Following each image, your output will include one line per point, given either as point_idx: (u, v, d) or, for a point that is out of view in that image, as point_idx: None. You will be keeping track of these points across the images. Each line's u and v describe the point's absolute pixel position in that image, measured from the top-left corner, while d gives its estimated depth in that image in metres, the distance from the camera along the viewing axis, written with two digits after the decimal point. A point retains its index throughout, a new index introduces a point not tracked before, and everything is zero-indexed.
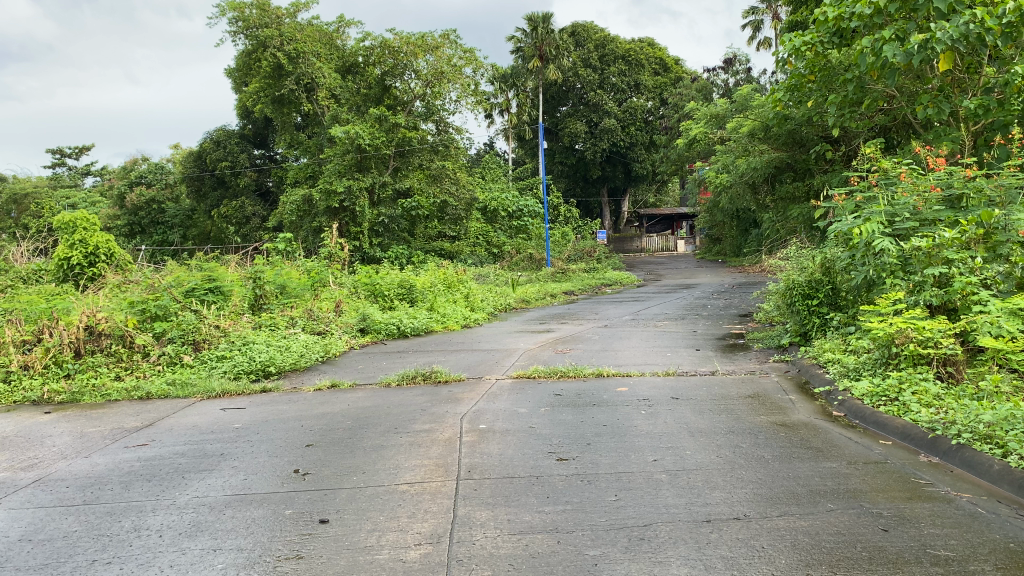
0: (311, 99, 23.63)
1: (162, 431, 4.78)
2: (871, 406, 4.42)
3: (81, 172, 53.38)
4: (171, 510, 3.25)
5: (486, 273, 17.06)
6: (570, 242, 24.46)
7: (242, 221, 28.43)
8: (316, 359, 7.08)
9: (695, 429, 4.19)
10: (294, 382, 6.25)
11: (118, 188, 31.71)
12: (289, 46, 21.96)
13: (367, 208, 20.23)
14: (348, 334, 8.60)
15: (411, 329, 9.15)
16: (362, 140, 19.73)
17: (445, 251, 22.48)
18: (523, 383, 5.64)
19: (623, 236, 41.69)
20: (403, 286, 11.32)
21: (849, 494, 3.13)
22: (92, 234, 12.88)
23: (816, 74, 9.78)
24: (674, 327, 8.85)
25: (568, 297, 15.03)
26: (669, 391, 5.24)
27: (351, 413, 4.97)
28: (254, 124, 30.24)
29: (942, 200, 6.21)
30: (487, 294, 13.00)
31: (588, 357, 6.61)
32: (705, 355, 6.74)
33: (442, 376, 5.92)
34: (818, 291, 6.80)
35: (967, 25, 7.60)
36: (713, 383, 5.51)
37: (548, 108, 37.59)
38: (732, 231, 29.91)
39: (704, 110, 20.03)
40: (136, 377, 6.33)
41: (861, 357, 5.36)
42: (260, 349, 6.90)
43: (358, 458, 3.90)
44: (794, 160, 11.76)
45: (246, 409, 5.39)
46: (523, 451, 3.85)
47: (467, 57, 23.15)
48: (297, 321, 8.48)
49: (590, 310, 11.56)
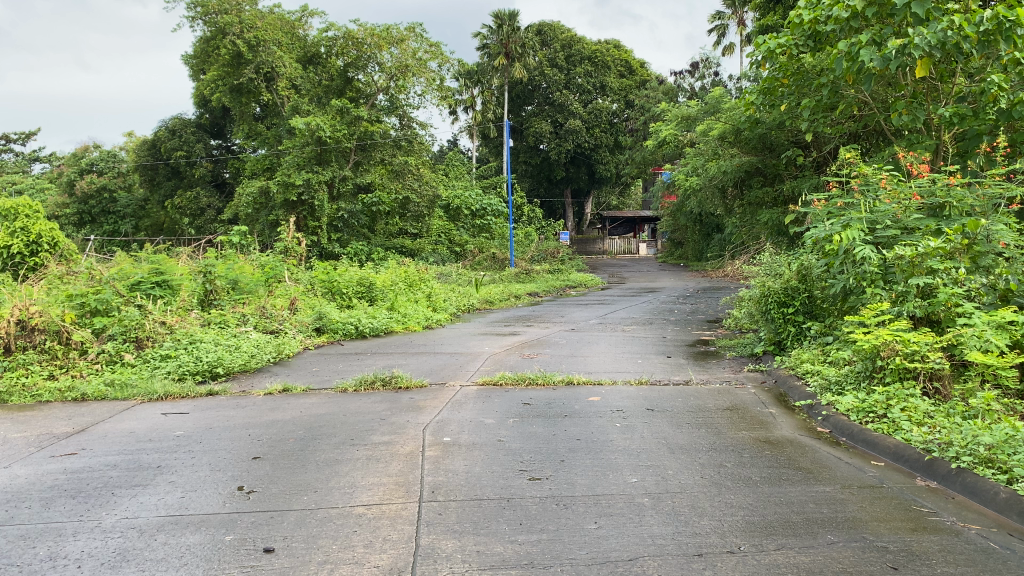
0: (271, 89, 22.91)
1: (94, 438, 4.37)
2: (859, 423, 4.18)
3: (30, 158, 51.84)
4: (94, 534, 2.87)
5: (448, 272, 16.70)
6: (533, 242, 24.18)
7: (197, 212, 27.68)
8: (267, 359, 6.68)
9: (675, 446, 3.91)
10: (243, 385, 5.85)
11: (68, 175, 30.69)
12: (248, 33, 21.32)
13: (327, 202, 19.73)
14: (302, 333, 8.18)
15: (370, 329, 8.77)
16: (322, 132, 19.32)
17: (406, 248, 22.03)
18: (489, 391, 5.32)
19: (586, 238, 41.55)
20: (362, 284, 10.91)
21: (848, 524, 2.87)
22: (35, 222, 12.26)
23: (790, 78, 9.60)
24: (642, 332, 8.61)
25: (532, 298, 14.75)
26: (645, 402, 4.97)
27: (303, 422, 4.60)
28: (211, 113, 29.38)
29: (924, 207, 6.01)
30: (450, 294, 12.66)
31: (557, 363, 6.31)
32: (677, 363, 6.48)
33: (402, 382, 5.56)
34: (794, 299, 6.57)
35: (945, 32, 7.44)
36: (688, 394, 5.23)
37: (513, 107, 37.29)
38: (694, 235, 29.95)
39: (673, 112, 19.77)
40: (71, 377, 5.87)
41: (842, 369, 5.12)
42: (208, 349, 6.47)
43: (310, 475, 3.55)
44: (764, 165, 11.43)
45: (188, 414, 5.00)
46: (492, 468, 3.54)
47: (432, 52, 22.92)
48: (249, 318, 8.06)
49: (556, 312, 11.25)
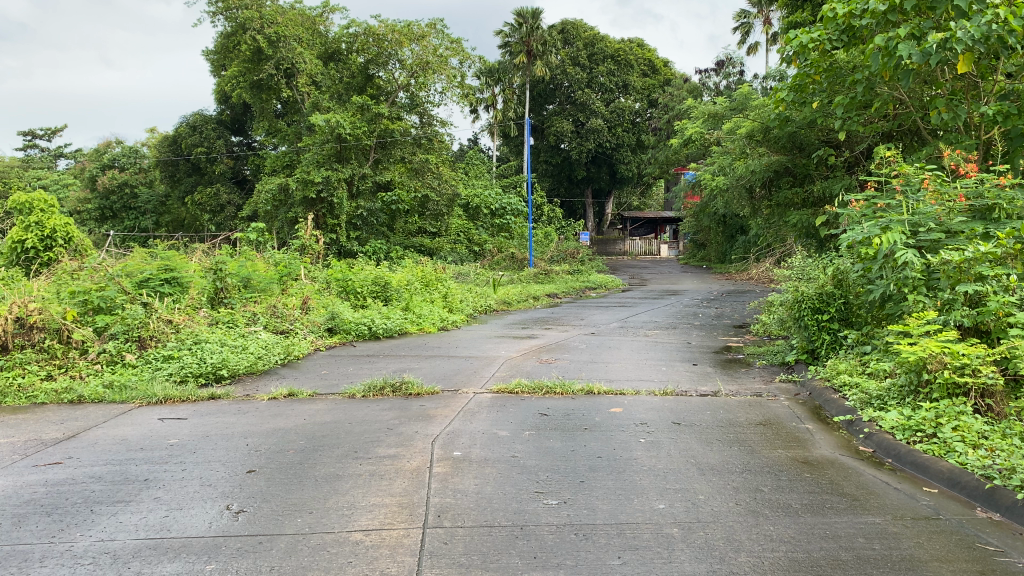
0: (290, 85, 22.77)
1: (83, 445, 4.11)
2: (906, 443, 3.83)
3: (54, 154, 52.32)
4: (63, 560, 2.59)
5: (467, 272, 16.40)
6: (553, 242, 23.88)
7: (216, 209, 27.64)
8: (275, 361, 6.42)
9: (706, 467, 3.58)
10: (248, 388, 5.58)
11: (90, 171, 30.79)
12: (269, 29, 21.18)
13: (346, 200, 19.51)
14: (313, 333, 7.93)
15: (384, 329, 8.50)
16: (342, 129, 19.10)
17: (424, 247, 21.75)
18: (504, 399, 5.01)
19: (606, 239, 41.17)
20: (377, 284, 10.61)
21: (906, 565, 2.53)
22: (49, 216, 12.07)
23: (822, 74, 9.21)
24: (666, 337, 8.27)
25: (552, 299, 14.44)
26: (671, 414, 4.65)
27: (305, 431, 4.31)
28: (232, 109, 29.32)
29: (971, 209, 5.63)
30: (467, 294, 12.38)
31: (577, 370, 5.99)
32: (704, 372, 6.14)
33: (413, 388, 5.26)
34: (828, 306, 6.19)
35: (989, 25, 7.08)
36: (716, 407, 4.90)
37: (535, 106, 37.02)
38: (717, 237, 29.47)
39: (700, 111, 19.33)
40: (70, 377, 5.63)
41: (884, 382, 4.76)
42: (213, 350, 6.21)
43: (307, 493, 3.25)
44: (794, 165, 10.99)
45: (187, 419, 4.74)
46: (505, 489, 3.23)
47: (453, 48, 22.66)
48: (259, 317, 7.82)
49: (575, 315, 10.93)
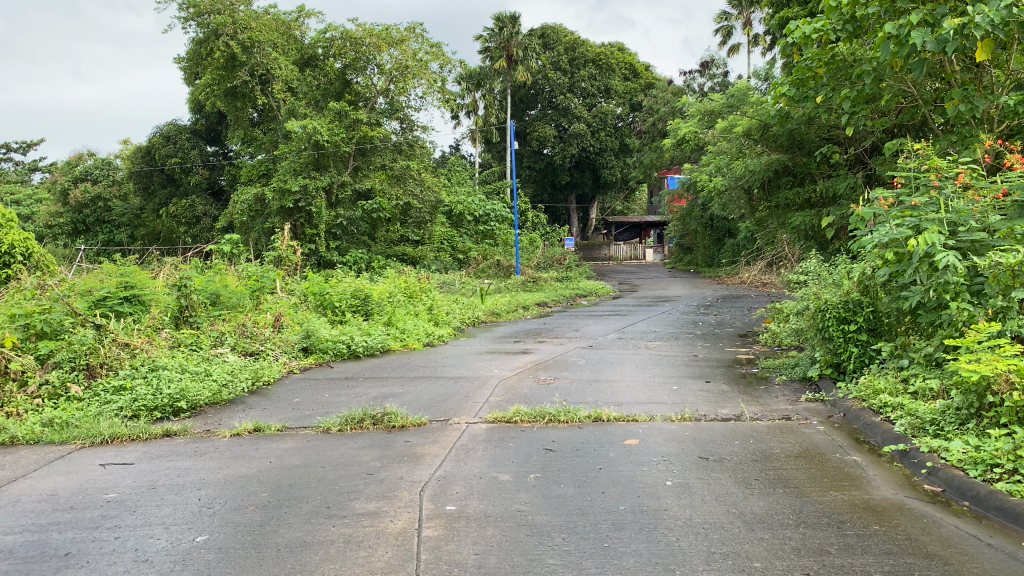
0: (266, 92, 22.03)
1: (0, 505, 3.43)
2: (981, 481, 3.22)
3: (31, 169, 51.36)
4: None
5: (452, 281, 15.78)
6: (538, 249, 23.32)
7: (192, 220, 26.87)
8: (243, 389, 5.76)
9: (752, 520, 2.97)
10: (208, 422, 4.91)
11: (61, 184, 29.83)
12: (243, 34, 20.48)
13: (324, 209, 18.72)
14: (286, 354, 7.24)
15: (364, 347, 7.83)
16: (319, 135, 18.37)
17: (407, 256, 21.03)
18: (501, 431, 4.37)
19: (592, 243, 40.71)
20: (357, 297, 9.90)
21: None
22: (7, 231, 11.21)
23: (825, 67, 8.62)
24: (668, 349, 7.67)
25: (541, 308, 13.85)
26: (695, 446, 4.04)
27: (270, 479, 3.66)
28: (207, 119, 28.61)
29: (1015, 206, 5.02)
30: (453, 306, 11.73)
31: (580, 392, 5.36)
32: (719, 390, 5.54)
33: (397, 420, 4.61)
34: (856, 314, 5.56)
35: (1009, 9, 6.45)
36: (743, 435, 4.29)
37: (516, 112, 36.50)
38: (705, 240, 29.00)
39: (696, 107, 18.74)
40: (4, 415, 4.92)
41: (936, 405, 4.14)
42: (171, 377, 5.52)
43: (264, 571, 2.59)
44: (794, 164, 10.40)
45: (131, 463, 4.05)
46: (512, 562, 2.59)
47: (433, 52, 22.07)
48: (226, 338, 7.15)
49: (568, 325, 10.32)
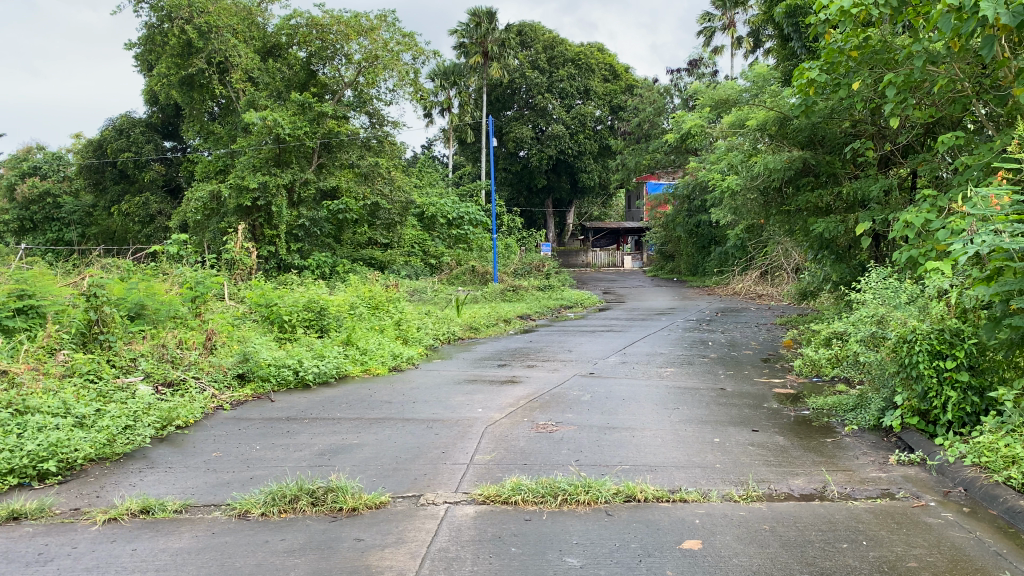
0: (225, 82, 20.47)
1: None
2: None
3: None
4: None
5: (423, 289, 14.41)
6: (515, 255, 22.16)
7: (145, 219, 25.15)
8: (145, 436, 4.34)
9: None
10: (77, 497, 3.46)
11: (7, 178, 27.90)
12: (199, 18, 18.92)
13: (285, 208, 17.01)
14: (216, 384, 5.82)
15: (314, 373, 6.41)
16: (280, 129, 16.70)
17: (375, 260, 19.56)
18: (497, 522, 3.00)
19: (568, 249, 39.51)
20: (310, 309, 8.44)
21: None
22: None
23: (860, 50, 7.02)
24: (685, 378, 6.39)
25: (523, 319, 12.56)
26: (790, 557, 2.70)
27: None
28: (164, 111, 26.84)
29: None
30: (425, 319, 10.35)
31: (595, 451, 3.99)
32: (775, 445, 4.24)
33: (348, 500, 3.22)
34: (955, 347, 4.21)
35: None
36: (853, 531, 2.96)
37: (492, 111, 35.12)
38: (687, 247, 27.91)
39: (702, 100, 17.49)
40: None
41: None
42: (45, 425, 4.06)
43: None
44: (817, 162, 9.12)
45: None
46: None
47: (406, 42, 20.55)
48: (141, 363, 5.71)
49: (557, 343, 9.00)
